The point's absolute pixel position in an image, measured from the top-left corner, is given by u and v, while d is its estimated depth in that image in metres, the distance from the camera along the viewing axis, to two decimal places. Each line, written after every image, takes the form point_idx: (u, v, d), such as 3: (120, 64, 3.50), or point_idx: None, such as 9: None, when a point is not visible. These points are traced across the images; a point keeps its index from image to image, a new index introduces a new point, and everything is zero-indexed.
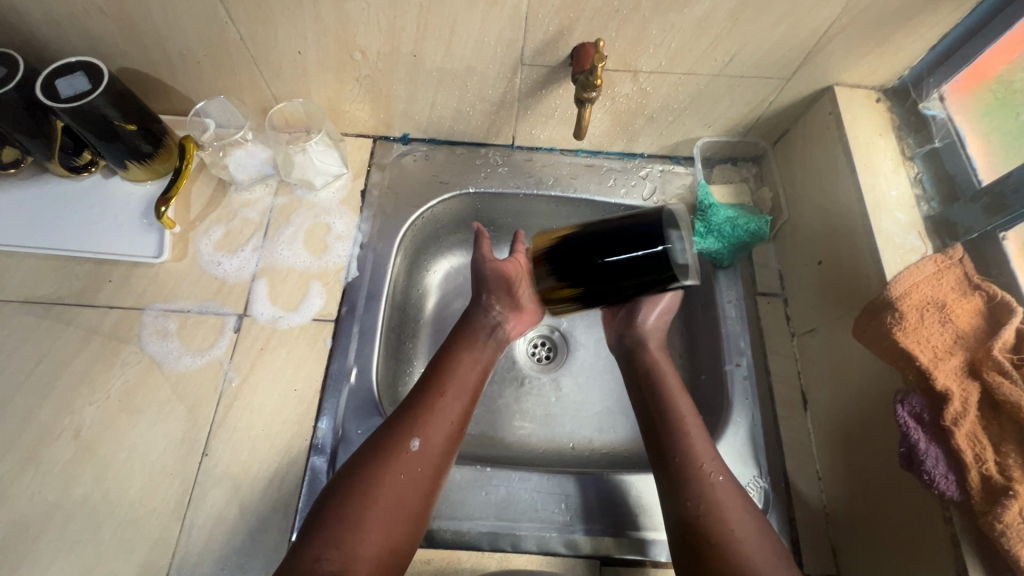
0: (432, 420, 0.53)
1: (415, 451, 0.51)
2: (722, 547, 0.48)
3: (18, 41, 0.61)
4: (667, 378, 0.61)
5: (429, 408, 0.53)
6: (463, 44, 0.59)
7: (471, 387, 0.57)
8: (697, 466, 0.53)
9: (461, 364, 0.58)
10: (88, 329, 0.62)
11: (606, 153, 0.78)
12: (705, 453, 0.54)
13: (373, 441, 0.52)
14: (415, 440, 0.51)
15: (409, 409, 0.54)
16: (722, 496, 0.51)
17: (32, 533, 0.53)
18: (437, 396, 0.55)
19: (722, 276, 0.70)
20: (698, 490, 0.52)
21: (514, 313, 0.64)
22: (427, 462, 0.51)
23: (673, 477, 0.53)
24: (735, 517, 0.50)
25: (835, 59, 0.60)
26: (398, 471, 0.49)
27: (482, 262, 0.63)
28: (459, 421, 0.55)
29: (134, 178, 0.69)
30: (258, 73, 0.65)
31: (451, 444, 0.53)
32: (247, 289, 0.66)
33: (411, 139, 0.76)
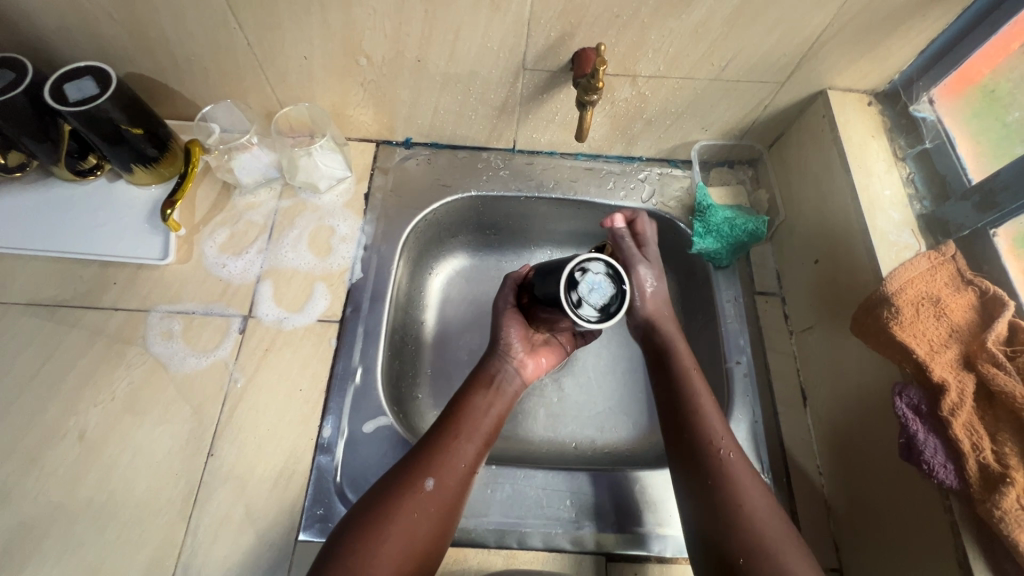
0: (446, 463, 0.53)
1: (429, 491, 0.51)
2: (735, 525, 0.49)
3: (27, 46, 0.61)
4: (684, 357, 0.59)
5: (444, 449, 0.54)
6: (467, 49, 0.61)
7: (487, 431, 0.57)
8: (710, 444, 0.53)
9: (472, 405, 0.58)
10: (93, 331, 0.63)
11: (605, 157, 0.79)
12: (718, 431, 0.54)
13: (386, 479, 0.52)
14: (430, 480, 0.51)
15: (424, 449, 0.54)
16: (741, 478, 0.51)
17: (35, 535, 0.53)
18: (453, 437, 0.55)
19: (721, 275, 0.72)
20: (712, 468, 0.52)
21: (533, 356, 0.65)
22: (440, 503, 0.51)
23: (685, 487, 0.53)
24: (751, 498, 0.50)
25: (828, 63, 0.62)
26: (411, 510, 0.49)
27: (506, 308, 0.64)
28: (472, 463, 0.55)
29: (140, 181, 0.70)
30: (264, 78, 0.66)
31: (465, 486, 0.54)
32: (252, 290, 0.66)
33: (414, 143, 0.77)
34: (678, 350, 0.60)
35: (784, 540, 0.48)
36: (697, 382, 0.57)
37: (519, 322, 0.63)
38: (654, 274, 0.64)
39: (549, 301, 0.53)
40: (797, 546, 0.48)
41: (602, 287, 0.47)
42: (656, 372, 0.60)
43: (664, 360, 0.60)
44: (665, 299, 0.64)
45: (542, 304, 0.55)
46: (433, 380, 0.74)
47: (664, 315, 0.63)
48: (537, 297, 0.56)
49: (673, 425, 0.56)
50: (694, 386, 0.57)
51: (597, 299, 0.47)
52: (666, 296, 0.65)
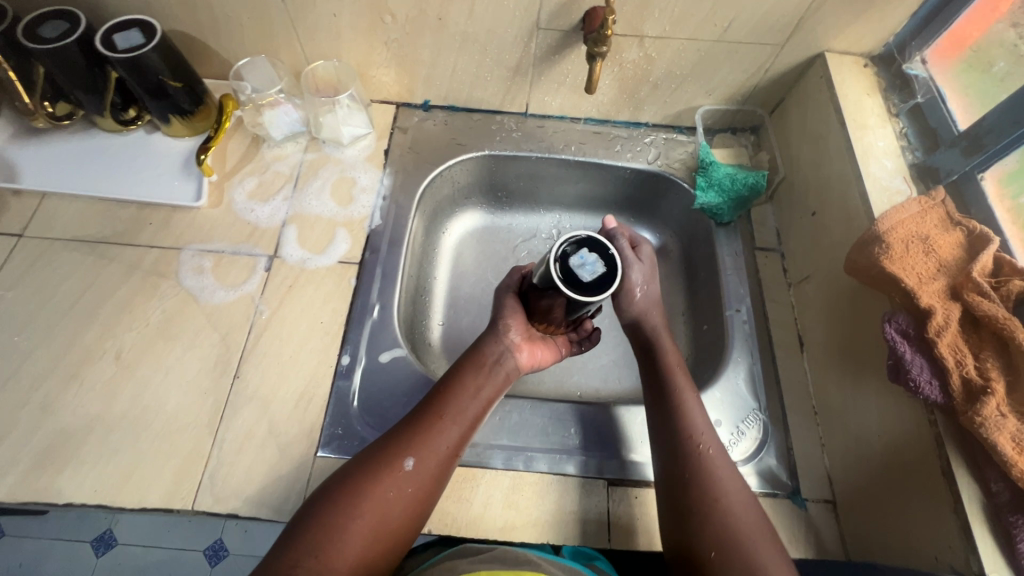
0: (428, 442, 0.53)
1: (408, 471, 0.51)
2: (711, 520, 0.49)
3: (82, 1, 0.67)
4: (669, 353, 0.61)
5: (427, 430, 0.53)
6: (485, 7, 0.65)
7: (474, 413, 0.56)
8: (690, 439, 0.54)
9: (460, 387, 0.57)
10: (130, 264, 0.67)
11: (614, 122, 0.83)
12: (699, 427, 0.55)
13: (369, 453, 0.52)
14: (410, 460, 0.51)
15: (408, 427, 0.54)
16: (720, 471, 0.52)
17: (73, 442, 0.57)
18: (437, 420, 0.54)
19: (722, 231, 0.75)
20: (694, 464, 0.53)
21: (529, 344, 0.63)
22: (417, 484, 0.51)
23: (664, 472, 0.54)
24: (728, 492, 0.51)
25: (825, 24, 0.66)
26: (387, 489, 0.49)
27: (507, 291, 0.64)
28: (455, 447, 0.54)
29: (175, 133, 0.75)
30: (295, 35, 0.71)
31: (446, 469, 0.53)
32: (278, 233, 0.70)
33: (432, 105, 0.82)
34: (660, 339, 0.62)
35: (759, 535, 0.48)
36: (679, 376, 0.59)
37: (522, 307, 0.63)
38: (645, 272, 0.65)
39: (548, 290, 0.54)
40: (774, 543, 0.48)
41: (587, 262, 0.48)
42: (643, 363, 0.62)
43: (651, 353, 0.61)
44: (656, 301, 0.65)
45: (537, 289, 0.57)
46: (445, 329, 0.78)
47: (653, 314, 0.64)
48: (535, 284, 0.58)
49: (658, 416, 0.57)
50: (676, 380, 0.58)
51: (588, 274, 0.48)
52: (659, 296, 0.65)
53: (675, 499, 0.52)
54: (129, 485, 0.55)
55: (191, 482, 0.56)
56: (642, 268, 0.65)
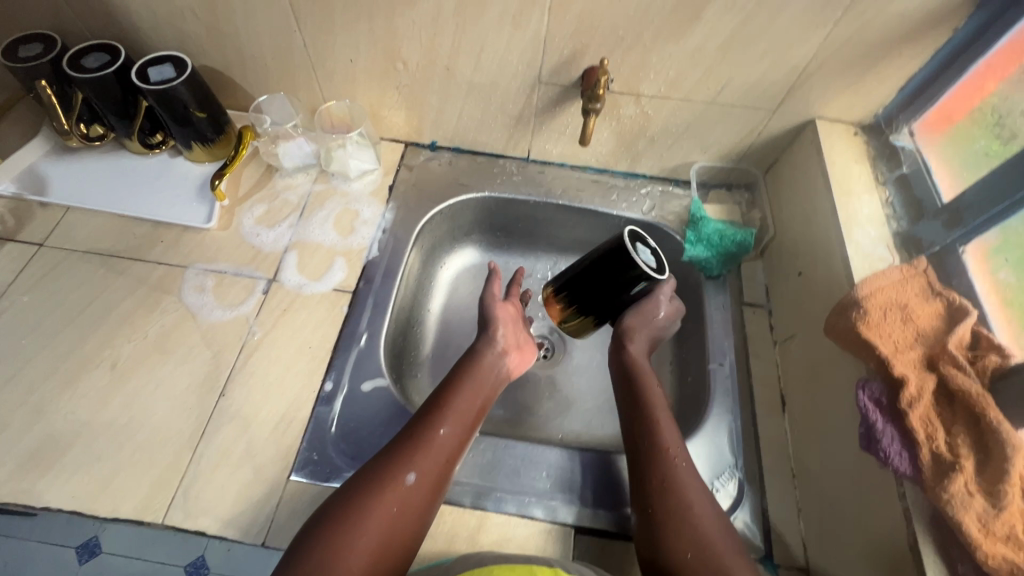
0: (428, 455, 0.54)
1: (411, 486, 0.52)
2: (682, 527, 0.51)
3: (126, 36, 0.74)
4: (647, 376, 0.64)
5: (426, 441, 0.55)
6: (491, 61, 0.69)
7: (471, 419, 0.59)
8: (662, 445, 0.57)
9: (449, 393, 0.60)
10: (137, 279, 0.70)
11: (612, 172, 0.86)
12: (673, 442, 0.57)
13: (368, 471, 0.53)
14: (411, 474, 0.52)
15: (406, 442, 0.55)
16: (686, 477, 0.55)
17: (59, 447, 0.59)
18: (435, 429, 0.56)
19: (711, 284, 0.76)
20: (665, 471, 0.55)
21: (517, 349, 0.68)
22: (421, 496, 0.52)
23: (638, 484, 0.56)
24: (696, 499, 0.53)
25: (815, 93, 0.68)
26: (393, 503, 0.50)
27: (492, 300, 0.69)
28: (452, 454, 0.56)
29: (196, 159, 0.80)
30: (315, 77, 0.76)
31: (446, 476, 0.55)
32: (279, 258, 0.74)
33: (438, 146, 0.86)
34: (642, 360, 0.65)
35: (724, 543, 0.51)
36: (654, 390, 0.62)
37: (507, 317, 0.69)
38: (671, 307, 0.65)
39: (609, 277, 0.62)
40: (736, 548, 0.51)
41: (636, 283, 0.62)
42: (623, 379, 0.65)
43: (630, 376, 0.64)
44: (653, 331, 0.66)
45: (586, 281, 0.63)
46: (433, 362, 0.79)
47: (653, 333, 0.66)
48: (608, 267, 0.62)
49: (632, 425, 0.60)
50: (651, 394, 0.62)
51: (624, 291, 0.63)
52: (658, 333, 0.67)
53: (649, 508, 0.54)
54: (107, 493, 0.57)
55: (165, 496, 0.57)
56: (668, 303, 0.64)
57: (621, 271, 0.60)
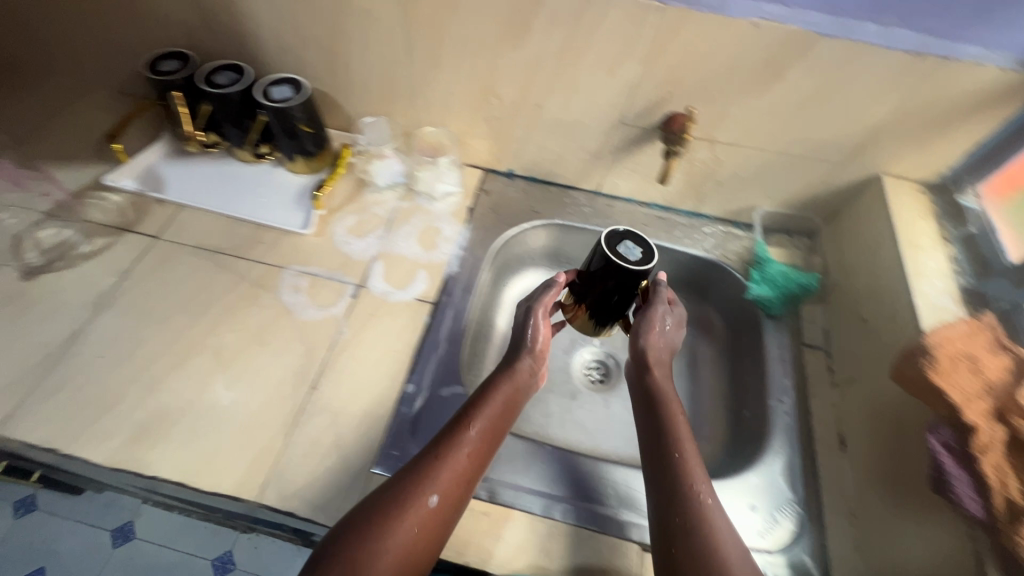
0: (448, 477, 0.52)
1: (432, 508, 0.50)
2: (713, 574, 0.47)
3: (250, 58, 0.82)
4: (674, 407, 0.60)
5: (446, 462, 0.53)
6: (580, 101, 0.76)
7: (490, 441, 0.57)
8: (689, 484, 0.53)
9: (472, 416, 0.58)
10: (240, 275, 0.77)
11: (676, 210, 0.91)
12: (699, 474, 0.54)
13: (386, 489, 0.50)
14: (434, 496, 0.51)
15: (427, 462, 0.53)
16: (716, 520, 0.51)
17: (166, 422, 0.64)
18: (455, 451, 0.54)
19: (771, 323, 0.79)
20: (691, 512, 0.51)
21: (544, 365, 0.67)
22: (440, 522, 0.50)
23: (660, 525, 0.51)
24: (727, 543, 0.49)
25: (883, 150, 0.73)
26: (411, 526, 0.48)
27: (537, 306, 0.67)
28: (471, 476, 0.54)
29: (295, 170, 0.88)
30: (413, 104, 0.83)
31: (463, 503, 0.53)
32: (367, 266, 0.79)
33: (514, 174, 0.92)
34: (669, 393, 0.62)
35: None
36: (681, 425, 0.59)
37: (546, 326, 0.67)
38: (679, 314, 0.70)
39: (612, 275, 0.64)
40: None
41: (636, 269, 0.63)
42: (646, 411, 0.61)
43: (653, 398, 0.62)
44: (671, 345, 0.68)
45: (595, 278, 0.66)
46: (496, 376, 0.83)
47: (674, 351, 0.68)
48: (608, 270, 0.64)
49: (655, 459, 0.56)
50: (679, 428, 0.58)
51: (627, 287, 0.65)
52: (672, 345, 0.68)
53: (672, 549, 0.49)
54: (208, 469, 0.61)
55: (259, 477, 0.61)
56: (680, 313, 0.70)
57: (625, 271, 0.62)
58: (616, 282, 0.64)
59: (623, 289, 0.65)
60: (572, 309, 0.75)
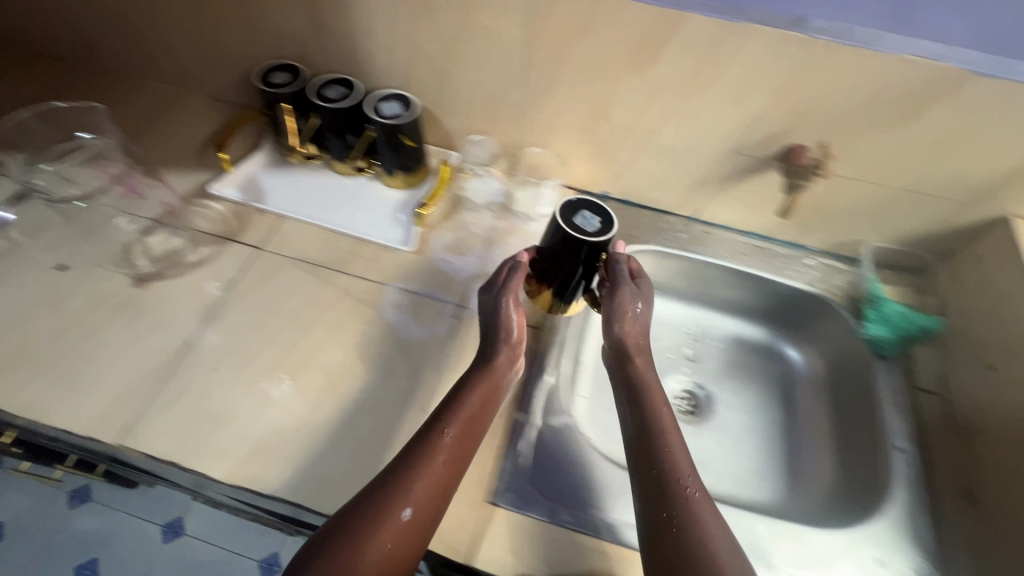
0: (420, 484, 0.50)
1: (406, 521, 0.48)
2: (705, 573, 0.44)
3: (357, 73, 0.82)
4: (658, 401, 0.58)
5: (418, 470, 0.51)
6: (695, 128, 0.74)
7: (466, 440, 0.56)
8: (678, 481, 0.51)
9: (446, 419, 0.56)
10: (343, 290, 0.76)
11: (774, 241, 0.88)
12: (687, 469, 0.52)
13: (360, 503, 0.49)
14: (408, 509, 0.49)
15: (399, 473, 0.51)
16: (705, 515, 0.48)
17: (280, 440, 0.63)
18: (432, 457, 0.52)
19: (883, 364, 0.76)
20: (680, 508, 0.49)
21: (523, 354, 0.66)
22: (418, 532, 0.49)
23: (649, 523, 0.49)
24: (716, 541, 0.47)
25: (1017, 191, 0.70)
26: (385, 542, 0.47)
27: (507, 295, 0.66)
28: (448, 479, 0.53)
29: (392, 185, 0.87)
30: (517, 125, 0.82)
31: (441, 510, 0.51)
32: (468, 287, 0.78)
33: (609, 197, 0.90)
34: (650, 384, 0.60)
35: None
36: (666, 418, 0.57)
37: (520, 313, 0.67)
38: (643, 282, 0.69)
39: (574, 250, 0.65)
40: None
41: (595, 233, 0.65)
42: (629, 405, 0.59)
43: (635, 393, 0.59)
44: (643, 326, 0.66)
45: (557, 257, 0.67)
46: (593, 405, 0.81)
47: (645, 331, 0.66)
48: (569, 246, 0.65)
49: (641, 455, 0.54)
50: (663, 422, 0.56)
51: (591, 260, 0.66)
52: (645, 326, 0.66)
53: (661, 548, 0.47)
54: (322, 491, 0.60)
55: None
56: (647, 287, 0.68)
57: (584, 244, 0.63)
58: (583, 258, 0.65)
59: (585, 263, 0.67)
60: (534, 287, 0.75)
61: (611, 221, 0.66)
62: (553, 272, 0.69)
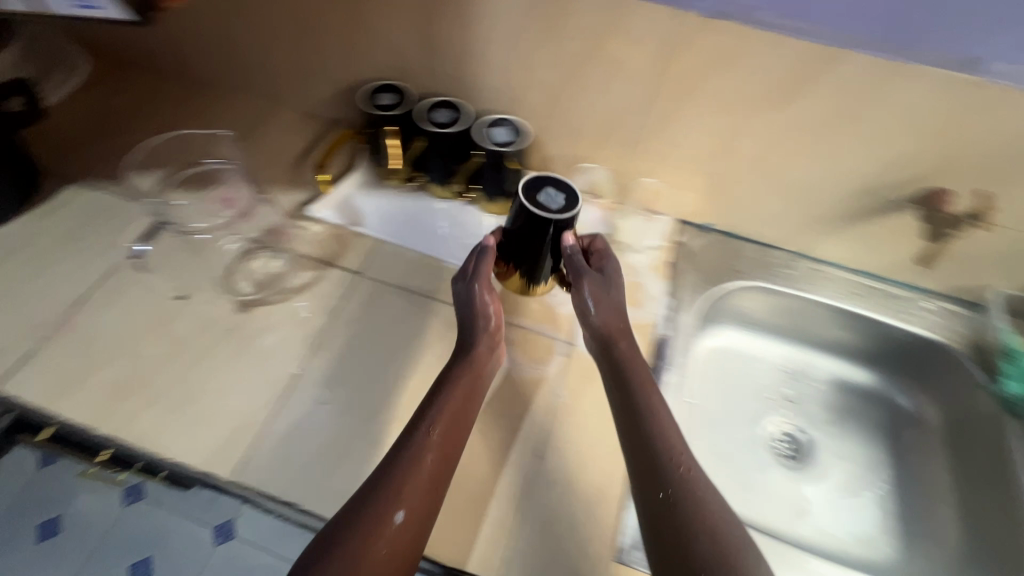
0: (410, 483, 0.49)
1: (398, 525, 0.47)
2: (714, 552, 0.45)
3: (462, 94, 0.80)
4: (647, 381, 0.58)
5: (406, 469, 0.50)
6: (827, 166, 0.70)
7: (453, 431, 0.54)
8: (676, 461, 0.51)
9: (432, 417, 0.54)
10: (448, 322, 0.74)
11: (887, 280, 0.84)
12: (682, 449, 0.52)
13: (350, 509, 0.48)
14: (399, 513, 0.47)
15: (385, 477, 0.49)
16: (705, 493, 0.49)
17: None
18: (419, 456, 0.51)
19: (1015, 421, 0.73)
20: (680, 488, 0.49)
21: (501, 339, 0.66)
22: (410, 532, 0.47)
23: (648, 504, 0.49)
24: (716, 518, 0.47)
25: None
26: (377, 548, 0.45)
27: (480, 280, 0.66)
28: (439, 475, 0.51)
29: (490, 209, 0.84)
30: (626, 152, 0.78)
31: (435, 509, 0.50)
32: (574, 322, 0.75)
33: (711, 229, 0.86)
34: (638, 362, 0.60)
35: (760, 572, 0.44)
36: (656, 399, 0.57)
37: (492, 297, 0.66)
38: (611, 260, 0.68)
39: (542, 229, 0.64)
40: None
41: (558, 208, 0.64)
42: (616, 386, 0.59)
43: (623, 375, 0.59)
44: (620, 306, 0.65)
45: (523, 236, 0.66)
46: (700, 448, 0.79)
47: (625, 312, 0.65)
48: (538, 227, 0.64)
49: (635, 439, 0.54)
50: (656, 404, 0.56)
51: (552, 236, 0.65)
52: (620, 305, 0.65)
53: (663, 529, 0.47)
54: None
55: None
56: (614, 265, 0.67)
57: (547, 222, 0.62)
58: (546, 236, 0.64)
59: (543, 241, 0.66)
60: (504, 268, 0.74)
61: (577, 196, 0.64)
62: (516, 250, 0.69)
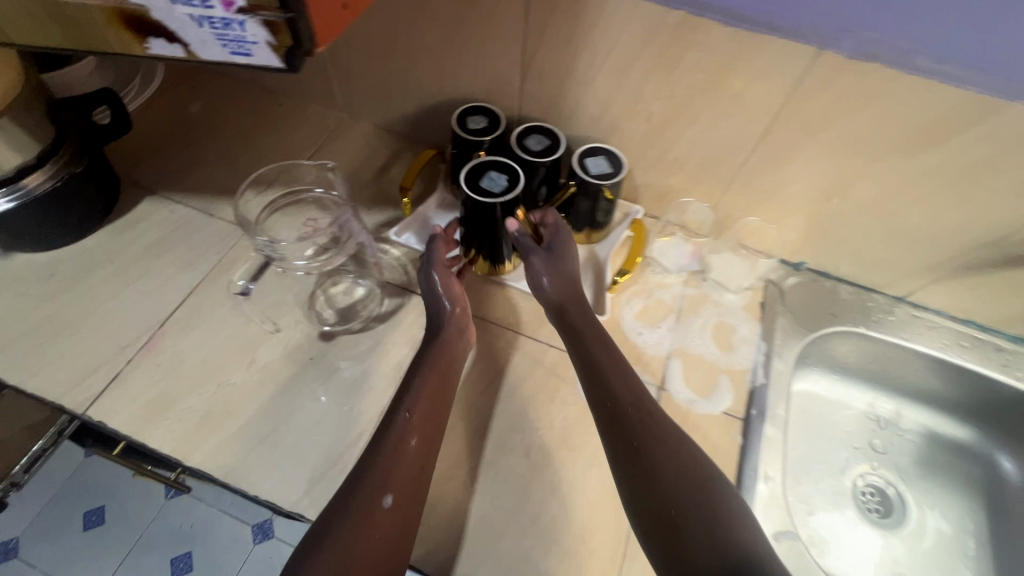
0: (398, 470, 0.50)
1: (387, 508, 0.48)
2: (681, 485, 0.48)
3: (554, 119, 0.76)
4: (601, 338, 0.62)
5: (391, 452, 0.51)
6: (951, 215, 0.65)
7: (430, 413, 0.56)
8: (638, 409, 0.55)
9: (409, 401, 0.56)
10: (534, 359, 0.72)
11: (996, 332, 0.79)
12: (643, 398, 0.56)
13: (341, 495, 0.49)
14: (387, 496, 0.49)
15: (369, 465, 0.50)
16: (666, 433, 0.52)
17: (491, 536, 0.59)
18: (403, 440, 0.52)
19: None
20: (641, 431, 0.53)
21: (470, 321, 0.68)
22: (400, 514, 0.49)
23: (618, 451, 0.53)
24: (677, 452, 0.51)
25: None
26: (371, 531, 0.46)
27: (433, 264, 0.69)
28: (423, 459, 0.53)
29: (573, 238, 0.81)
30: (725, 187, 0.75)
31: (422, 494, 0.51)
32: (664, 364, 0.72)
33: (804, 268, 0.82)
34: (593, 322, 0.64)
35: (724, 503, 0.47)
36: (612, 354, 0.60)
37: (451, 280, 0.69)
38: (561, 232, 0.71)
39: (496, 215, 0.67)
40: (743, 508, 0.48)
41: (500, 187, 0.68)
42: (574, 347, 0.63)
43: (578, 334, 0.63)
44: (573, 277, 0.69)
45: (475, 225, 0.69)
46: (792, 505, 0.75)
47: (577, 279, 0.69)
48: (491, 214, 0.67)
49: (597, 394, 0.58)
50: (613, 361, 0.60)
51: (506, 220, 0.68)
52: (573, 276, 0.69)
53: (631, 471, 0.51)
54: None
55: None
56: (563, 236, 0.71)
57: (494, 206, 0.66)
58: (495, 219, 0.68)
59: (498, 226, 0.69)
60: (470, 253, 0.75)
61: (516, 176, 0.68)
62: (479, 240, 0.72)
